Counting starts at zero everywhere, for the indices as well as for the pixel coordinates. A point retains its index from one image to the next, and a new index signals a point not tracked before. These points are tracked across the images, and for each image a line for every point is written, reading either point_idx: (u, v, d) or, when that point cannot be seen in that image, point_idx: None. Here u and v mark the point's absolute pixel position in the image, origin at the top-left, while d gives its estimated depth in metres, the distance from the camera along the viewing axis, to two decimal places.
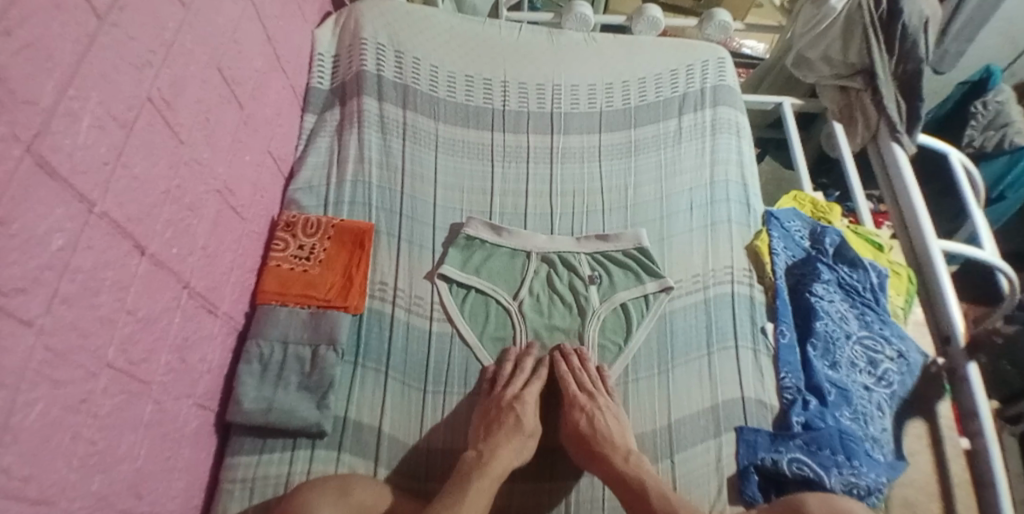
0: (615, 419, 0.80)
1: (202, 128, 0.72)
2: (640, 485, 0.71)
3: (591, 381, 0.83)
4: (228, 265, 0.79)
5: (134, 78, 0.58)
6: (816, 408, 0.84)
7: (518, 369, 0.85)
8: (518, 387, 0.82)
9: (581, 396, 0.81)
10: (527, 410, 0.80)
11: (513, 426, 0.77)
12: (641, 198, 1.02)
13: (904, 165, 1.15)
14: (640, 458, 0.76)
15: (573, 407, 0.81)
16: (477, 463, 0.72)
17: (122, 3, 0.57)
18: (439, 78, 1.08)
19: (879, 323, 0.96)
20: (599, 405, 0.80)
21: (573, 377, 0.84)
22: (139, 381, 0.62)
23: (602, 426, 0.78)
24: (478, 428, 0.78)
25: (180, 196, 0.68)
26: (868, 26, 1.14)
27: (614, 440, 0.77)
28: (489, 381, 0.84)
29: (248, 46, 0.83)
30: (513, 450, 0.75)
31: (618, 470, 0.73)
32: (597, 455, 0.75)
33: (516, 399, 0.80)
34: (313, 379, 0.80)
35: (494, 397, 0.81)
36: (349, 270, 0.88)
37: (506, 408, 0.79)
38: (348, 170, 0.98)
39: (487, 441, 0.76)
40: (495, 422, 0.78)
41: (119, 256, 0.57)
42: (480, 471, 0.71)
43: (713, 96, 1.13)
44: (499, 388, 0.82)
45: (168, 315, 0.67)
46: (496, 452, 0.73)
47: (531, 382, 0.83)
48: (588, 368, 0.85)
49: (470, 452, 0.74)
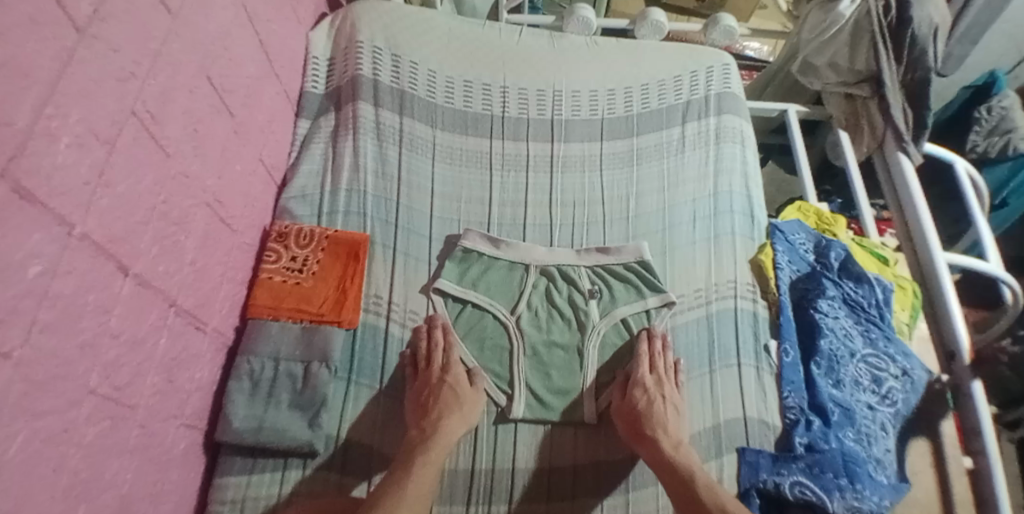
0: (674, 408, 0.81)
1: (191, 140, 0.69)
2: (688, 475, 0.72)
3: (664, 367, 0.84)
4: (218, 279, 0.77)
5: (117, 92, 0.56)
6: (819, 429, 0.83)
7: (432, 343, 0.84)
8: (440, 357, 0.83)
9: (649, 378, 0.82)
10: (461, 382, 0.81)
11: (452, 398, 0.78)
12: (643, 210, 1.00)
13: (910, 176, 1.13)
14: (689, 449, 0.77)
15: (636, 387, 0.81)
16: (420, 439, 0.75)
17: (105, 13, 0.54)
18: (436, 83, 1.06)
19: (884, 340, 0.94)
20: (665, 392, 0.81)
21: (649, 358, 0.85)
22: (123, 405, 0.60)
23: (659, 413, 0.78)
24: (415, 408, 0.79)
25: (167, 212, 0.65)
26: (876, 34, 1.11)
27: (666, 427, 0.78)
28: (409, 362, 0.84)
29: (240, 52, 0.81)
30: (455, 420, 0.77)
31: (667, 457, 0.74)
32: (646, 437, 0.76)
33: (444, 370, 0.81)
34: (305, 397, 0.78)
35: (421, 373, 0.82)
36: (343, 282, 0.86)
37: (438, 383, 0.80)
38: (343, 178, 0.96)
39: (427, 417, 0.77)
40: (431, 397, 0.79)
41: (102, 278, 0.55)
42: (423, 447, 0.73)
43: (717, 103, 1.10)
44: (422, 363, 0.82)
45: (154, 335, 0.64)
46: (440, 425, 0.75)
47: (450, 348, 0.84)
48: (666, 355, 0.86)
49: (413, 431, 0.76)
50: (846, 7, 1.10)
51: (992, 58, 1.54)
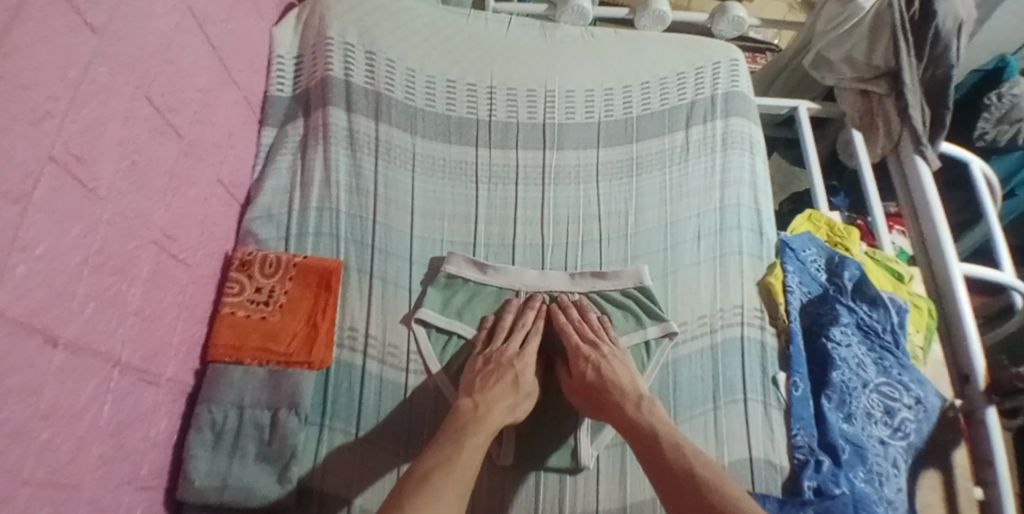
0: (622, 364, 0.77)
1: (129, 175, 0.60)
2: (651, 430, 0.67)
3: (596, 333, 0.81)
4: (171, 323, 0.69)
5: (30, 137, 0.46)
6: (829, 470, 0.77)
7: (517, 322, 0.82)
8: (518, 344, 0.79)
9: (585, 347, 0.78)
10: (530, 371, 0.76)
11: (510, 384, 0.74)
12: (643, 226, 0.92)
13: (928, 183, 1.06)
14: (654, 402, 0.72)
15: (577, 359, 0.77)
16: (472, 415, 0.69)
17: (8, 47, 0.43)
18: (416, 85, 0.96)
19: (898, 368, 0.87)
20: (604, 353, 0.77)
21: (575, 329, 0.81)
22: (65, 486, 0.53)
23: (609, 375, 0.75)
24: (474, 378, 0.75)
25: (104, 262, 0.56)
26: (898, 28, 1.03)
27: (623, 388, 0.73)
28: (487, 329, 0.82)
29: (188, 61, 0.70)
30: (506, 407, 0.71)
31: (630, 416, 0.70)
32: (607, 403, 0.73)
33: (517, 356, 0.77)
34: (273, 448, 0.71)
35: (494, 349, 0.79)
36: (315, 316, 0.78)
37: (507, 364, 0.76)
38: (313, 194, 0.86)
39: (483, 393, 0.72)
40: (494, 374, 0.75)
41: (24, 356, 0.47)
42: (475, 426, 0.67)
43: (724, 103, 1.01)
44: (498, 342, 0.79)
45: (96, 403, 0.56)
46: (492, 409, 0.70)
47: (531, 336, 0.80)
48: (589, 321, 0.83)
49: (465, 401, 0.71)
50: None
51: (1004, 39, 1.45)
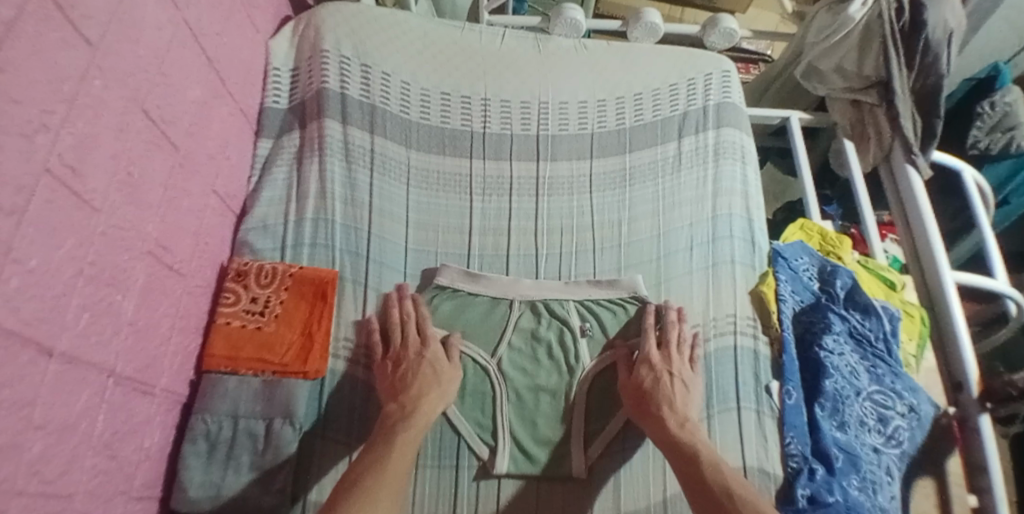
0: (683, 383, 0.78)
1: (124, 188, 0.60)
2: (693, 451, 0.69)
3: (676, 342, 0.82)
4: (165, 334, 0.69)
5: (23, 151, 0.46)
6: (822, 479, 0.77)
7: (404, 314, 0.81)
8: (415, 335, 0.80)
9: (656, 355, 0.79)
10: (440, 359, 0.78)
11: (429, 375, 0.76)
12: (636, 235, 0.93)
13: (920, 193, 1.07)
14: (696, 427, 0.73)
15: (643, 365, 0.79)
16: (400, 414, 0.71)
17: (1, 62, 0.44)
18: (410, 97, 0.97)
19: (891, 376, 0.88)
20: (672, 368, 0.79)
21: (658, 333, 0.83)
22: (58, 496, 0.53)
23: (666, 388, 0.76)
24: (389, 383, 0.76)
25: (97, 274, 0.57)
26: (887, 39, 1.03)
27: (673, 403, 0.75)
28: (377, 331, 0.80)
29: (181, 74, 0.71)
30: (435, 397, 0.74)
31: (673, 434, 0.71)
32: (652, 414, 0.74)
33: (422, 347, 0.78)
34: (266, 458, 0.71)
35: (394, 348, 0.78)
36: (309, 326, 0.78)
37: (416, 359, 0.77)
38: (308, 205, 0.87)
39: (406, 392, 0.73)
40: (408, 374, 0.76)
41: (19, 368, 0.47)
42: (403, 424, 0.70)
43: (716, 114, 1.02)
44: (396, 339, 0.79)
45: (89, 414, 0.57)
46: (420, 404, 0.72)
47: (424, 322, 0.81)
48: (679, 328, 0.83)
49: (391, 405, 0.73)
50: (856, 9, 1.04)
51: (997, 46, 1.47)
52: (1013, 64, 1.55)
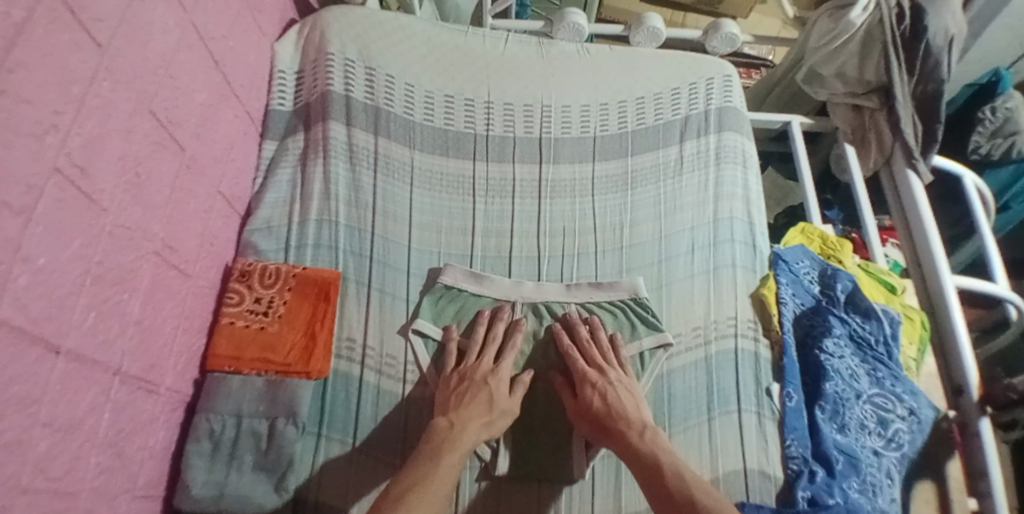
0: (627, 393, 0.77)
1: (131, 188, 0.61)
2: (655, 461, 0.68)
3: (602, 356, 0.81)
4: (170, 334, 0.69)
5: (33, 151, 0.47)
6: (823, 481, 0.78)
7: (489, 335, 0.82)
8: (492, 357, 0.80)
9: (591, 371, 0.78)
10: (500, 388, 0.77)
11: (484, 401, 0.75)
12: (637, 238, 0.94)
13: (920, 197, 1.08)
14: (656, 433, 0.72)
15: (583, 384, 0.78)
16: (447, 433, 0.70)
17: (12, 63, 0.45)
18: (414, 100, 0.97)
19: (891, 379, 0.88)
20: (610, 382, 0.78)
21: (581, 347, 0.82)
22: (63, 494, 0.53)
23: (615, 403, 0.75)
24: (449, 397, 0.76)
25: (103, 274, 0.57)
26: (888, 44, 1.04)
27: (627, 417, 0.74)
28: (455, 354, 0.82)
29: (188, 77, 0.72)
30: (480, 425, 0.72)
31: (633, 446, 0.70)
32: (612, 430, 0.73)
33: (492, 370, 0.78)
34: (270, 458, 0.72)
35: (468, 366, 0.79)
36: (313, 326, 0.79)
37: (480, 382, 0.77)
38: (313, 207, 0.88)
39: (458, 411, 0.73)
40: (467, 393, 0.76)
41: (26, 366, 0.48)
42: (450, 443, 0.69)
43: (717, 119, 1.02)
44: (473, 358, 0.80)
45: (95, 412, 0.57)
46: (467, 428, 0.71)
47: (507, 348, 0.81)
48: (598, 343, 0.83)
49: (441, 420, 0.72)
50: (856, 14, 1.04)
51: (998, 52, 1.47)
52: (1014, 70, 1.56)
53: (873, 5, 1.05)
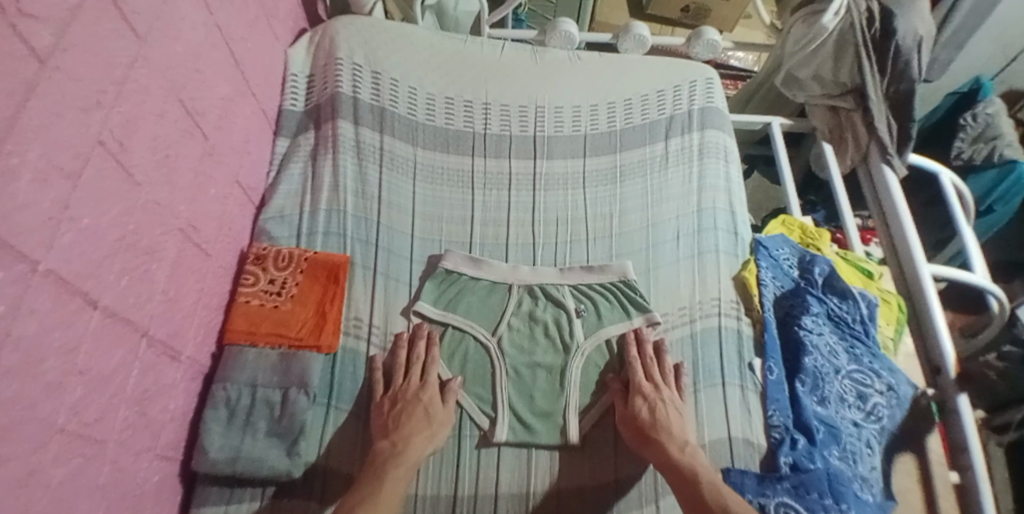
0: (677, 411, 0.80)
1: (161, 167, 0.68)
2: (692, 474, 0.71)
3: (661, 374, 0.84)
4: (191, 307, 0.75)
5: (80, 123, 0.53)
6: (804, 448, 0.82)
7: (412, 356, 0.84)
8: (418, 376, 0.82)
9: (647, 385, 0.81)
10: (435, 403, 0.80)
11: (422, 416, 0.78)
12: (627, 227, 1.00)
13: (894, 190, 1.14)
14: (696, 449, 0.76)
15: (636, 395, 0.81)
16: (391, 453, 0.74)
17: (65, 44, 0.51)
18: (417, 101, 1.05)
19: (869, 356, 0.93)
20: (663, 398, 0.81)
21: (643, 365, 0.85)
22: (93, 440, 0.58)
23: (661, 417, 0.78)
24: (386, 419, 0.78)
25: (136, 242, 0.63)
26: (860, 47, 1.10)
27: (671, 430, 0.77)
28: (381, 372, 0.83)
29: (211, 72, 0.79)
30: (424, 438, 0.76)
31: (672, 458, 0.74)
32: (654, 442, 0.76)
33: (421, 389, 0.80)
34: (282, 424, 0.77)
35: (397, 388, 0.81)
36: (323, 305, 0.85)
37: (412, 400, 0.79)
38: (323, 198, 0.94)
39: (399, 431, 0.76)
40: (403, 413, 0.78)
41: (67, 315, 0.53)
42: (395, 463, 0.72)
43: (700, 118, 1.09)
44: (399, 379, 0.82)
45: (124, 369, 0.62)
46: (410, 443, 0.74)
47: (429, 365, 0.83)
48: (661, 361, 0.85)
49: (382, 443, 0.75)
50: (829, 20, 1.10)
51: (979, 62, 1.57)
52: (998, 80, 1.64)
53: (844, 10, 1.10)
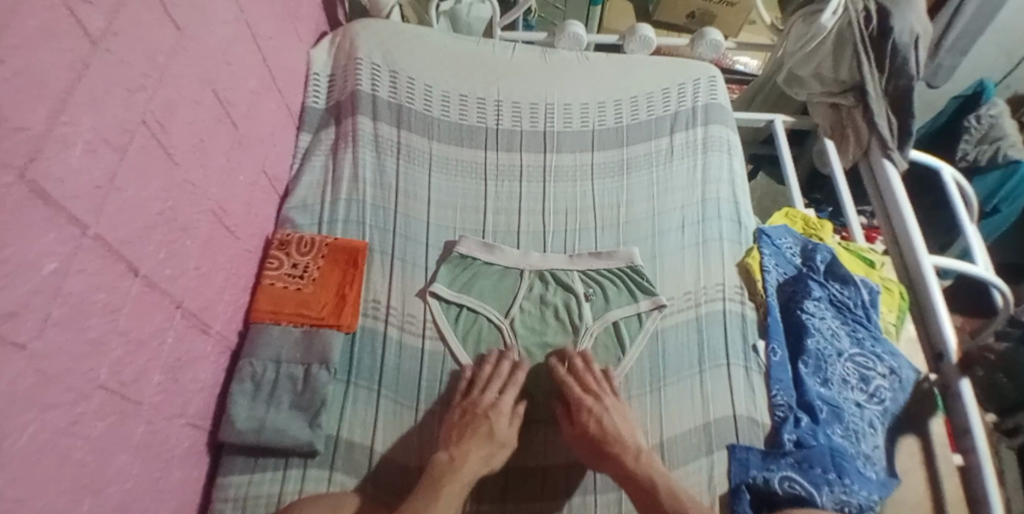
0: (620, 417, 0.80)
1: (196, 150, 0.72)
2: (650, 485, 0.72)
3: (596, 382, 0.83)
4: (221, 285, 0.80)
5: (126, 103, 0.58)
6: (808, 426, 0.84)
7: (495, 371, 0.84)
8: (496, 392, 0.82)
9: (586, 398, 0.80)
10: (501, 418, 0.79)
11: (484, 434, 0.77)
12: (633, 217, 1.03)
13: (896, 183, 1.17)
14: (650, 456, 0.76)
15: (579, 411, 0.80)
16: (448, 467, 0.73)
17: (114, 29, 0.57)
18: (433, 98, 1.10)
19: (871, 340, 0.96)
20: (603, 406, 0.80)
21: (576, 378, 0.84)
22: (131, 400, 0.61)
23: (610, 427, 0.78)
24: (453, 428, 0.79)
25: (173, 218, 0.68)
26: (858, 45, 1.14)
27: (623, 440, 0.77)
28: (465, 384, 0.84)
29: (241, 67, 0.84)
30: (479, 460, 0.75)
31: (630, 469, 0.74)
32: (607, 455, 0.76)
33: (492, 406, 0.80)
34: (305, 398, 0.80)
35: (471, 400, 0.81)
36: (343, 288, 0.89)
37: (481, 416, 0.79)
38: (343, 188, 0.99)
39: (459, 446, 0.76)
40: (468, 428, 0.78)
41: (111, 278, 0.57)
42: (450, 477, 0.71)
43: (704, 114, 1.14)
44: (476, 392, 0.82)
45: (160, 335, 0.66)
46: (466, 460, 0.74)
47: (509, 386, 0.83)
48: (592, 371, 0.85)
49: (442, 453, 0.75)
50: (827, 19, 1.13)
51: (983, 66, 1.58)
52: (1006, 84, 1.64)
53: (842, 9, 1.14)
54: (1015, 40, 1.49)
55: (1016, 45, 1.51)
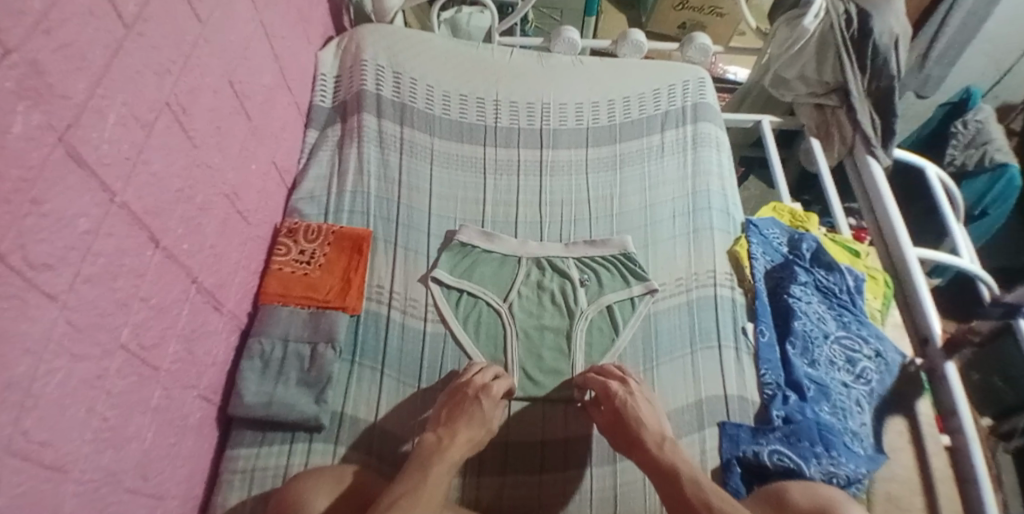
0: (648, 403, 0.80)
1: (214, 135, 0.77)
2: (673, 470, 0.70)
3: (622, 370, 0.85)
4: (234, 265, 0.84)
5: (155, 85, 0.63)
6: (795, 403, 0.88)
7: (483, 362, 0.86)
8: (489, 375, 0.82)
9: (619, 387, 0.81)
10: (494, 396, 0.80)
11: (478, 417, 0.77)
12: (626, 208, 1.08)
13: (880, 179, 1.21)
14: (676, 446, 0.75)
15: (607, 397, 0.80)
16: (435, 447, 0.73)
17: (146, 16, 0.62)
18: (434, 97, 1.15)
19: (857, 323, 1.00)
20: (633, 389, 0.81)
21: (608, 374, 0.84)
22: (150, 364, 0.65)
23: (633, 410, 0.78)
24: (442, 411, 0.79)
25: (192, 196, 0.72)
26: (840, 47, 1.20)
27: (648, 424, 0.77)
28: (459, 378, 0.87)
29: (257, 62, 0.90)
30: (467, 442, 0.74)
31: (653, 457, 0.73)
32: (632, 439, 0.76)
33: (483, 387, 0.80)
34: (312, 375, 0.84)
35: (462, 380, 0.82)
36: (347, 273, 0.93)
37: (473, 398, 0.79)
38: (348, 181, 1.04)
39: (448, 425, 0.76)
40: (459, 407, 0.78)
41: (136, 245, 0.61)
42: (437, 457, 0.71)
43: (693, 112, 1.19)
44: (471, 373, 0.83)
45: (178, 306, 0.70)
46: (455, 436, 0.74)
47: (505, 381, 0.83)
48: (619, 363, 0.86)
49: (430, 434, 0.75)
50: (809, 21, 1.19)
51: (973, 73, 1.62)
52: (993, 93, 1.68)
53: (823, 13, 1.20)
54: (1003, 50, 1.55)
55: (1006, 54, 1.56)
